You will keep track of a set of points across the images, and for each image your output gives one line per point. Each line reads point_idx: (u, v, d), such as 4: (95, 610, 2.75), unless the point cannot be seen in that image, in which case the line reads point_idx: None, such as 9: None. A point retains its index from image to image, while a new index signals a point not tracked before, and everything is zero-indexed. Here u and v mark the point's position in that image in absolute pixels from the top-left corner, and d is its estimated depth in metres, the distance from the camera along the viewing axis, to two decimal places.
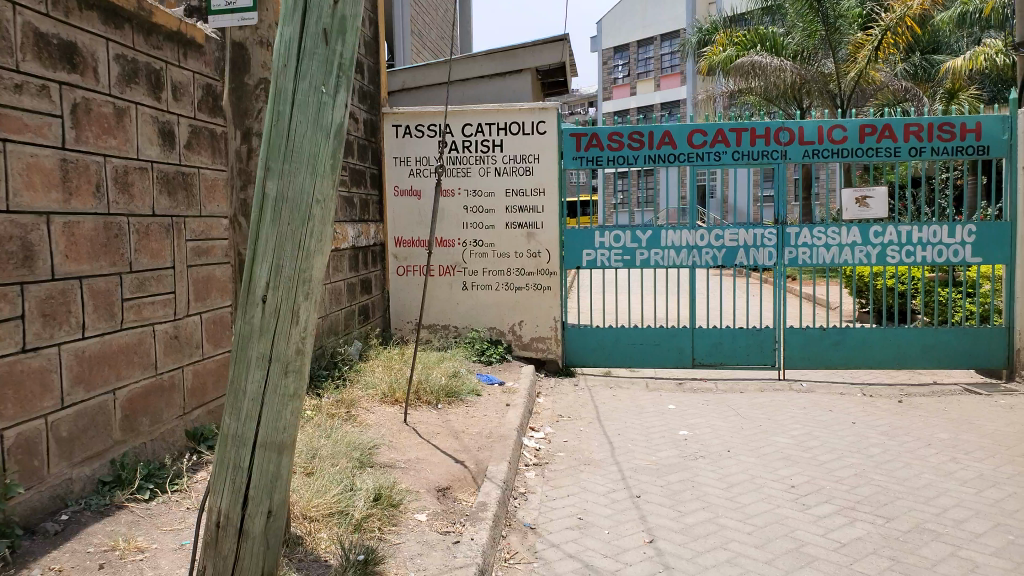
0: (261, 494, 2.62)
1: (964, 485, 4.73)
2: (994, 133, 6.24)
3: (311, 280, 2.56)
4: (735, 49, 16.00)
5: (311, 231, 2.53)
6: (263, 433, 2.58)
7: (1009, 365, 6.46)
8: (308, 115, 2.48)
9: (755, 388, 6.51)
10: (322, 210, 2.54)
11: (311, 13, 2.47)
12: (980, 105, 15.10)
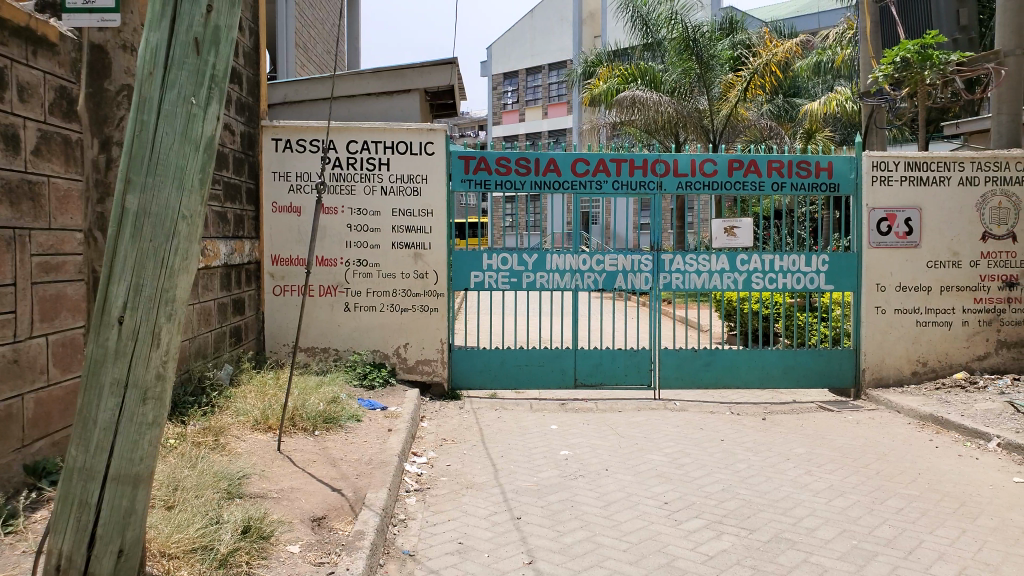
0: (111, 532, 2.44)
1: (821, 497, 5.05)
2: (844, 172, 6.80)
3: (175, 301, 2.42)
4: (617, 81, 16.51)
5: (175, 248, 2.39)
6: (115, 466, 2.41)
7: (856, 384, 6.99)
8: (176, 127, 2.36)
9: (633, 407, 6.70)
10: (189, 226, 2.41)
11: (181, 20, 2.36)
12: (835, 146, 16.40)
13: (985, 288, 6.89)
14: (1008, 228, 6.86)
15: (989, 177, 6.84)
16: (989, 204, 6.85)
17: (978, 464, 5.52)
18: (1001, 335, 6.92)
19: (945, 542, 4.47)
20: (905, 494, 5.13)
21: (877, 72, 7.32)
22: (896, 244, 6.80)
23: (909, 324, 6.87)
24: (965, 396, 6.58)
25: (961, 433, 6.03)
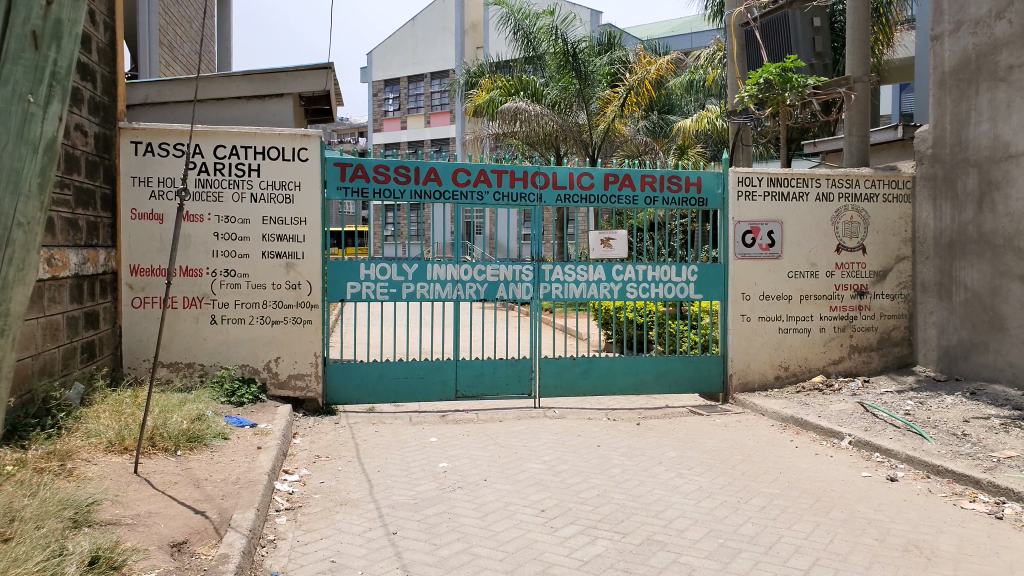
0: None
1: (690, 499, 5.25)
2: (712, 187, 7.14)
3: (8, 313, 2.46)
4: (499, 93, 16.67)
5: (11, 257, 2.43)
6: None
7: (724, 388, 7.35)
8: (10, 127, 2.39)
9: (513, 416, 6.74)
10: (24, 233, 2.46)
11: (19, 12, 2.39)
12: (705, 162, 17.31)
13: (839, 296, 7.47)
14: (858, 240, 7.50)
15: (842, 193, 7.43)
16: (842, 218, 7.45)
17: (831, 461, 5.98)
18: (853, 340, 7.52)
19: (801, 536, 4.74)
20: (767, 492, 5.42)
21: (743, 92, 7.77)
22: (760, 255, 7.22)
23: (772, 331, 7.31)
24: (822, 399, 7.09)
25: (817, 432, 6.51)
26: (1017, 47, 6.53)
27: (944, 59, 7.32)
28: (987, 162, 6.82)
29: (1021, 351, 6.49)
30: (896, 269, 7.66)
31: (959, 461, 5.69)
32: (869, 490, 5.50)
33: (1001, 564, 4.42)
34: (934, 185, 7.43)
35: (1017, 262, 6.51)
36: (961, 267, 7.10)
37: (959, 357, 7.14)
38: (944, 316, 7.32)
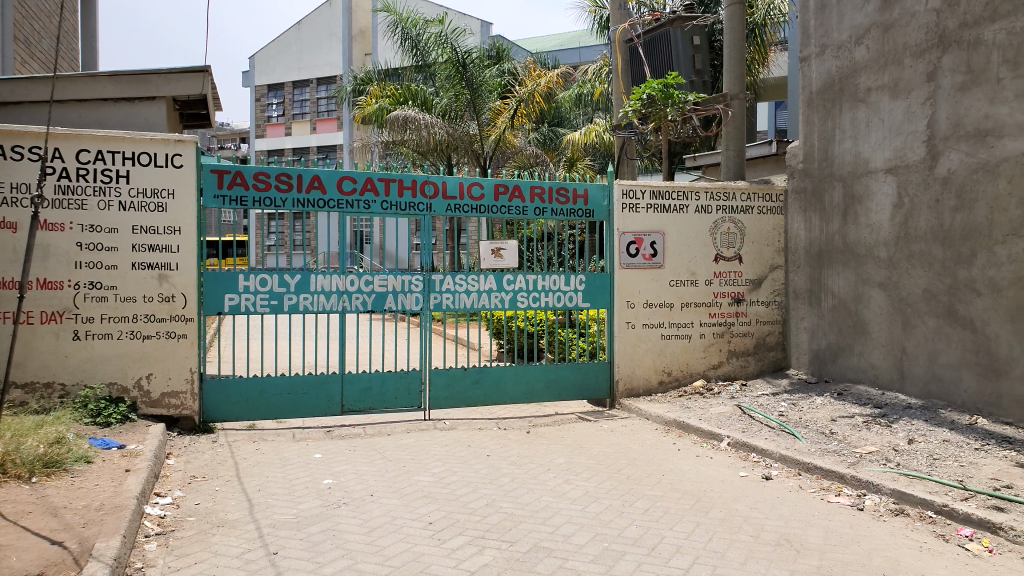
0: None
1: (577, 504, 5.35)
2: (598, 200, 7.32)
3: None
4: (387, 101, 16.51)
5: None
6: None
7: (611, 395, 7.53)
8: None
9: (402, 429, 6.66)
10: None
11: None
12: (593, 174, 17.85)
13: (718, 303, 7.93)
14: (735, 250, 7.99)
15: (720, 206, 7.89)
16: (720, 229, 7.90)
17: (711, 462, 6.25)
18: (731, 345, 8.01)
19: (682, 536, 4.91)
20: (650, 495, 5.58)
21: (628, 106, 8.05)
22: (643, 265, 7.48)
23: (655, 338, 7.59)
24: (702, 402, 7.43)
25: (698, 435, 6.78)
26: (874, 72, 7.36)
27: (811, 80, 8.15)
28: (850, 177, 7.61)
29: (881, 353, 7.31)
30: (770, 277, 8.28)
31: (827, 458, 6.10)
32: (745, 489, 5.78)
33: (862, 553, 4.74)
34: (804, 198, 8.16)
35: (876, 270, 7.32)
36: (829, 275, 7.86)
37: (828, 360, 7.90)
38: (814, 321, 8.05)
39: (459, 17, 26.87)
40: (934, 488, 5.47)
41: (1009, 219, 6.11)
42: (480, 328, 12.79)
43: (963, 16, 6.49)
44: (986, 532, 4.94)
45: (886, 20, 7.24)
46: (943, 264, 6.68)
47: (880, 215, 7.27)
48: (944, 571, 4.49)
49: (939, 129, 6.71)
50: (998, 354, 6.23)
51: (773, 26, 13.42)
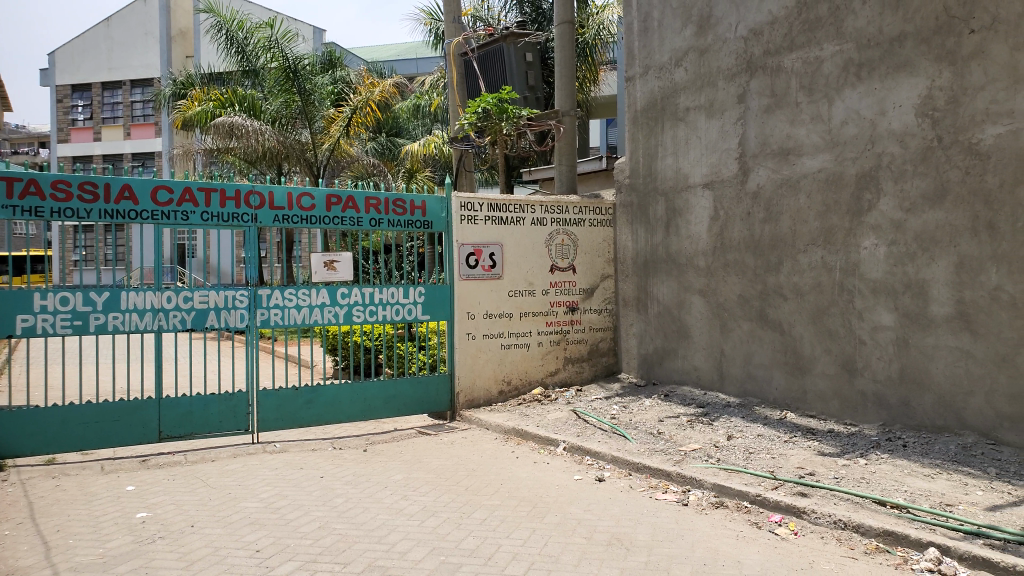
0: None
1: (414, 520, 5.30)
2: (435, 212, 7.31)
3: None
4: (212, 104, 15.83)
5: None
6: None
7: (451, 407, 7.53)
8: None
9: (227, 454, 6.29)
10: None
11: None
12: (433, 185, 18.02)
13: (554, 312, 8.19)
14: (569, 261, 8.29)
15: (555, 218, 8.16)
16: (554, 241, 8.16)
17: (548, 467, 6.41)
18: (567, 352, 8.30)
19: (518, 543, 4.98)
20: (487, 505, 5.64)
21: (464, 119, 8.06)
22: (483, 276, 7.57)
23: (494, 347, 7.70)
24: (541, 408, 7.61)
25: (536, 441, 6.93)
26: (692, 93, 8.04)
27: (635, 99, 8.71)
28: (671, 191, 8.23)
29: (702, 355, 7.98)
30: (601, 285, 8.71)
31: (654, 456, 6.44)
32: (579, 491, 5.97)
33: (685, 546, 5.02)
34: (631, 211, 8.68)
35: (696, 278, 7.99)
36: (654, 283, 8.43)
37: (655, 363, 8.47)
38: (641, 327, 8.59)
39: (290, 23, 26.17)
40: (749, 480, 5.94)
41: (809, 230, 7.02)
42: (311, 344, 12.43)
43: (767, 45, 7.35)
44: (792, 516, 5.44)
45: (702, 45, 7.94)
46: (755, 272, 7.46)
47: (699, 227, 7.95)
48: (756, 556, 4.86)
49: (749, 147, 7.50)
50: (801, 353, 7.15)
51: (603, 47, 14.16)
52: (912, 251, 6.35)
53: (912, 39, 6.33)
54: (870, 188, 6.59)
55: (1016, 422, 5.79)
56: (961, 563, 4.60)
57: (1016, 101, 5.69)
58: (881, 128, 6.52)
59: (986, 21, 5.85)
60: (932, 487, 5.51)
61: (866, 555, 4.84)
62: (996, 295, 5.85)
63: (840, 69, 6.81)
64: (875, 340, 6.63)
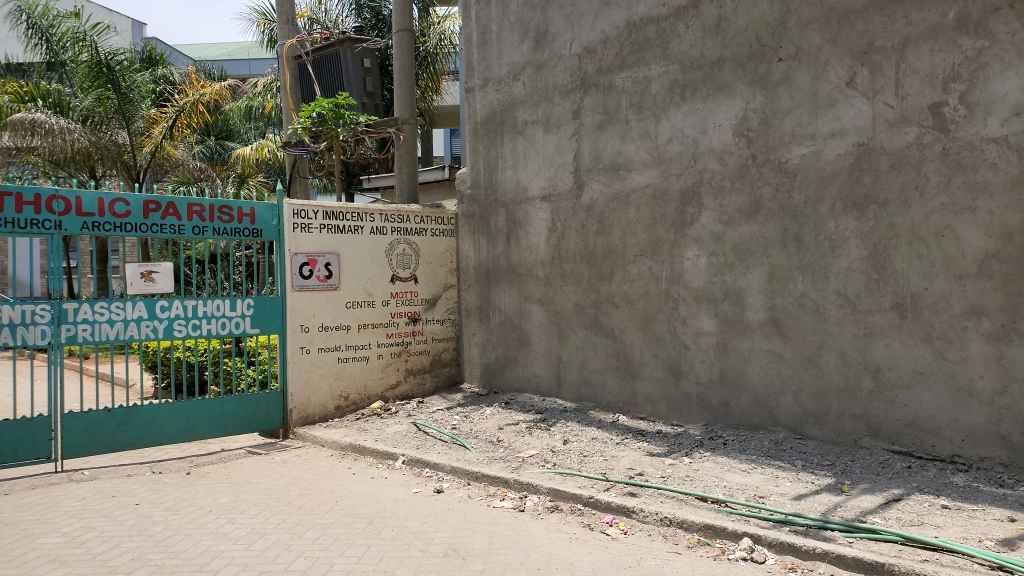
0: None
1: (241, 543, 5.04)
2: (265, 219, 7.05)
3: None
4: (9, 97, 14.80)
5: None
6: None
7: (284, 424, 7.32)
8: None
9: (25, 485, 5.77)
10: None
11: None
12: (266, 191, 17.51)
13: (395, 323, 8.15)
14: (410, 271, 8.31)
15: (395, 227, 8.15)
16: (394, 250, 8.13)
17: (386, 482, 6.35)
18: (408, 364, 8.27)
19: (352, 561, 4.86)
20: (321, 524, 5.48)
21: (297, 124, 7.88)
22: (318, 287, 7.42)
23: (331, 361, 7.56)
24: (379, 422, 7.53)
25: (374, 456, 6.86)
26: (529, 107, 8.23)
27: (475, 110, 8.79)
28: (511, 204, 8.39)
29: (542, 363, 8.19)
30: (444, 296, 8.73)
31: (493, 465, 6.53)
32: (416, 505, 5.93)
33: (520, 551, 5.10)
34: (473, 222, 8.75)
35: (536, 288, 8.18)
36: (496, 293, 8.55)
37: (497, 372, 8.60)
38: (483, 337, 8.69)
39: (104, 13, 24.37)
40: (583, 483, 6.14)
41: (638, 241, 7.40)
42: (126, 363, 11.58)
43: (600, 63, 7.66)
44: (622, 516, 5.67)
45: (539, 60, 8.15)
46: (589, 281, 7.76)
47: (537, 238, 8.15)
48: (588, 557, 5.01)
49: (583, 162, 7.78)
50: (632, 358, 7.50)
51: (445, 58, 14.73)
52: (730, 262, 6.85)
53: (729, 63, 6.84)
54: (693, 202, 7.04)
55: (819, 417, 6.44)
56: (770, 550, 4.98)
57: (816, 125, 6.35)
58: (702, 146, 6.98)
59: (792, 51, 6.49)
60: (748, 481, 5.95)
61: (688, 549, 5.13)
62: (802, 301, 6.47)
63: (666, 88, 7.22)
64: (698, 345, 7.07)
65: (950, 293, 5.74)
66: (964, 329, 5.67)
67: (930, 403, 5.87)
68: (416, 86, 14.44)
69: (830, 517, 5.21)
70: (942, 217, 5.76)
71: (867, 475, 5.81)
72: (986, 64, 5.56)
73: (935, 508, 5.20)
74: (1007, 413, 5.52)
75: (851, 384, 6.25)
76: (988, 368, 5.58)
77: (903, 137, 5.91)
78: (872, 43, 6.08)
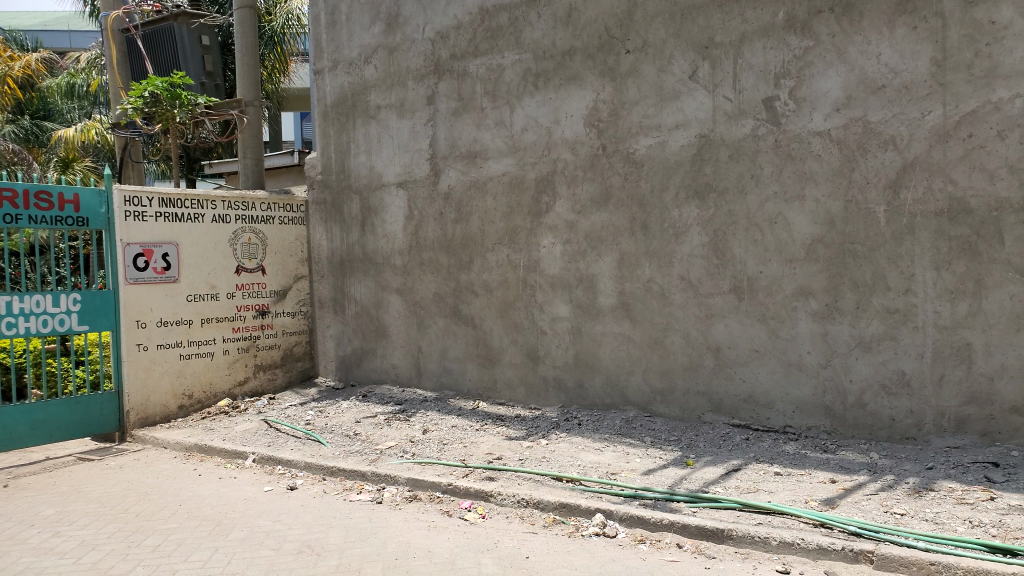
0: None
1: (69, 557, 4.67)
2: (92, 206, 6.66)
3: None
4: None
5: None
6: None
7: (120, 427, 6.97)
8: None
9: None
10: None
11: None
12: (95, 176, 16.29)
13: (241, 317, 7.89)
14: (257, 261, 8.04)
15: (239, 215, 7.87)
16: (240, 240, 7.87)
17: (234, 482, 6.10)
18: (257, 359, 8.04)
19: (197, 565, 4.61)
20: (162, 530, 5.16)
21: (126, 104, 7.47)
22: (154, 279, 7.13)
23: (171, 359, 7.29)
24: (226, 421, 7.30)
25: (221, 456, 6.61)
26: (381, 91, 8.06)
27: (325, 93, 8.50)
28: (365, 189, 8.21)
29: (400, 353, 8.11)
30: (294, 288, 8.43)
31: (349, 458, 6.42)
32: (268, 503, 5.72)
33: (378, 543, 5.02)
34: (325, 209, 8.49)
35: (393, 277, 8.07)
36: (351, 283, 8.36)
37: (353, 365, 8.43)
38: (338, 328, 8.48)
39: None
40: (442, 470, 6.15)
41: (496, 230, 7.45)
42: None
43: (453, 49, 7.61)
44: (481, 501, 5.71)
45: (390, 43, 7.99)
46: (447, 269, 7.74)
47: (393, 226, 8.03)
48: (445, 543, 5.02)
49: (439, 149, 7.73)
50: (491, 345, 7.58)
51: (296, 40, 15.08)
52: (583, 249, 7.04)
53: (580, 54, 6.98)
54: (547, 191, 7.17)
55: (666, 395, 6.77)
56: (621, 524, 5.19)
57: (662, 116, 6.61)
58: (556, 135, 7.11)
59: (638, 44, 6.71)
60: (601, 459, 6.18)
61: (544, 528, 5.24)
62: (650, 286, 6.75)
63: (520, 77, 7.28)
64: (554, 330, 7.25)
65: (781, 276, 6.18)
66: (793, 309, 6.13)
67: (764, 379, 6.32)
68: (261, 65, 14.91)
69: (676, 489, 5.51)
70: (774, 205, 6.17)
71: (709, 448, 6.18)
72: (811, 62, 5.99)
73: (768, 475, 5.62)
74: (830, 384, 6.04)
75: (694, 363, 6.61)
76: (815, 344, 6.08)
77: (740, 129, 6.28)
78: (711, 38, 6.38)
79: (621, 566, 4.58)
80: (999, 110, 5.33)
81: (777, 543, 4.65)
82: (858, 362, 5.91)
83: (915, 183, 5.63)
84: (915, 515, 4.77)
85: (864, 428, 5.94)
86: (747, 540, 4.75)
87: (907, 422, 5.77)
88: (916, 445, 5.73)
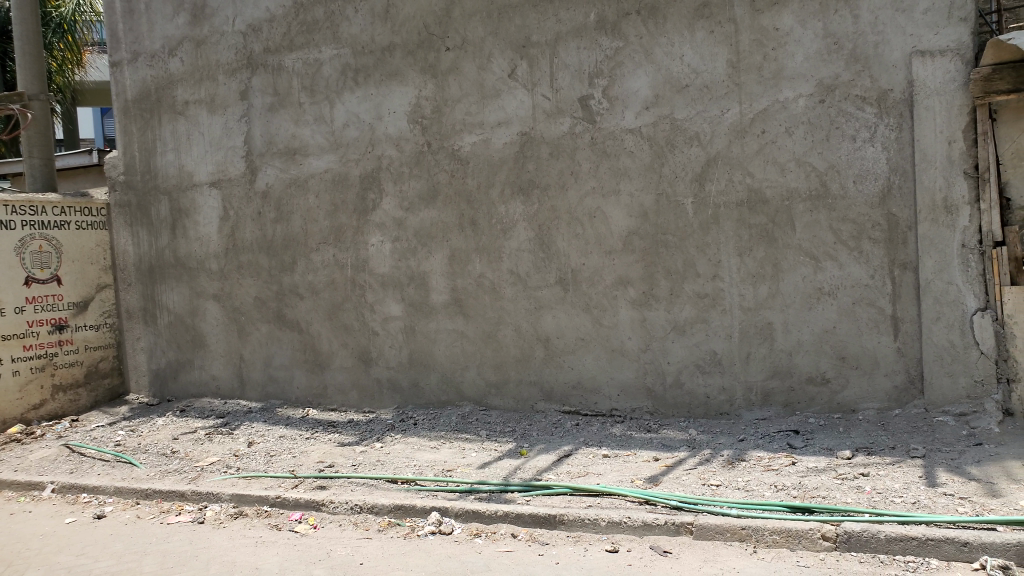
0: None
1: None
2: None
3: None
4: None
5: None
6: None
7: None
8: None
9: None
10: None
11: None
12: None
13: (33, 334, 7.22)
14: (51, 271, 7.37)
15: (25, 221, 7.18)
16: (27, 248, 7.18)
17: (29, 517, 5.52)
18: (55, 379, 7.39)
19: None
20: None
21: None
22: None
23: None
24: (21, 450, 6.65)
25: (14, 489, 6.03)
26: (189, 86, 7.59)
27: (125, 87, 7.88)
28: (174, 191, 7.71)
29: (221, 363, 7.70)
30: (97, 298, 7.79)
31: (166, 479, 6.00)
32: (71, 536, 5.22)
33: (199, 565, 4.71)
34: (129, 213, 7.88)
35: (209, 282, 7.63)
36: (162, 291, 7.83)
37: (169, 379, 7.90)
38: (151, 340, 7.92)
39: None
40: (269, 483, 5.89)
41: (320, 229, 7.24)
42: None
43: (266, 42, 7.30)
44: (312, 511, 5.50)
45: (197, 35, 7.53)
46: (270, 272, 7.43)
47: (208, 228, 7.59)
48: (274, 558, 4.79)
49: (255, 146, 7.39)
50: (320, 349, 7.36)
51: (88, 31, 14.07)
52: (413, 247, 6.99)
53: (399, 50, 6.91)
54: (373, 188, 7.05)
55: (500, 388, 6.87)
56: (457, 519, 5.18)
57: (484, 114, 6.69)
58: (379, 131, 7.00)
59: (458, 41, 6.73)
60: (438, 457, 6.17)
61: (379, 532, 5.13)
62: (481, 281, 6.81)
63: (338, 72, 7.10)
64: (387, 330, 7.14)
65: (601, 267, 6.44)
66: (614, 298, 6.41)
67: (590, 365, 6.57)
68: (49, 53, 13.50)
69: (511, 479, 5.60)
70: (592, 200, 6.42)
71: (542, 436, 6.34)
72: (621, 62, 6.28)
73: (596, 458, 5.84)
74: (650, 367, 6.38)
75: (526, 354, 6.75)
76: (634, 330, 6.39)
77: (558, 127, 6.47)
78: (528, 37, 6.53)
79: (456, 562, 4.57)
80: (786, 108, 5.85)
81: (605, 523, 4.84)
82: (674, 345, 6.29)
83: (718, 176, 6.05)
84: (729, 484, 5.13)
85: (682, 407, 6.33)
86: (578, 523, 4.90)
87: (719, 398, 6.21)
88: (729, 419, 6.17)
